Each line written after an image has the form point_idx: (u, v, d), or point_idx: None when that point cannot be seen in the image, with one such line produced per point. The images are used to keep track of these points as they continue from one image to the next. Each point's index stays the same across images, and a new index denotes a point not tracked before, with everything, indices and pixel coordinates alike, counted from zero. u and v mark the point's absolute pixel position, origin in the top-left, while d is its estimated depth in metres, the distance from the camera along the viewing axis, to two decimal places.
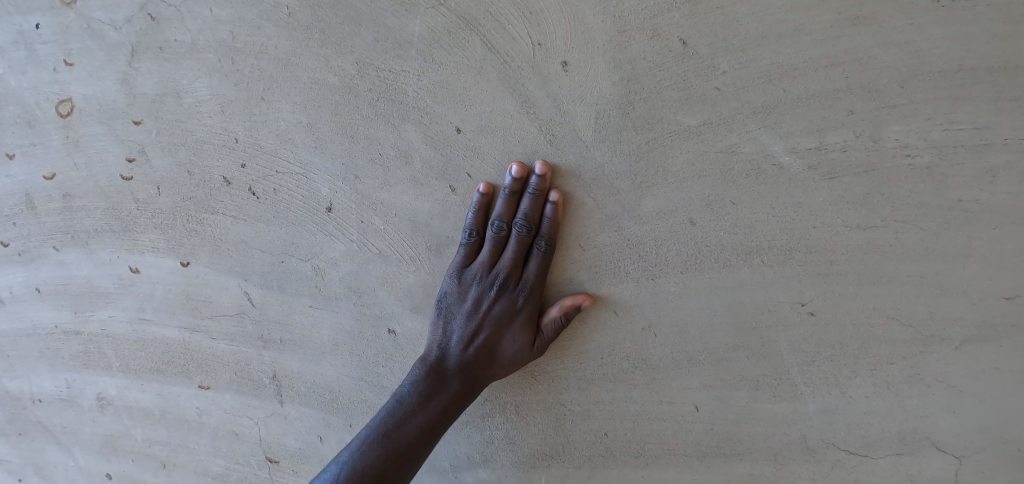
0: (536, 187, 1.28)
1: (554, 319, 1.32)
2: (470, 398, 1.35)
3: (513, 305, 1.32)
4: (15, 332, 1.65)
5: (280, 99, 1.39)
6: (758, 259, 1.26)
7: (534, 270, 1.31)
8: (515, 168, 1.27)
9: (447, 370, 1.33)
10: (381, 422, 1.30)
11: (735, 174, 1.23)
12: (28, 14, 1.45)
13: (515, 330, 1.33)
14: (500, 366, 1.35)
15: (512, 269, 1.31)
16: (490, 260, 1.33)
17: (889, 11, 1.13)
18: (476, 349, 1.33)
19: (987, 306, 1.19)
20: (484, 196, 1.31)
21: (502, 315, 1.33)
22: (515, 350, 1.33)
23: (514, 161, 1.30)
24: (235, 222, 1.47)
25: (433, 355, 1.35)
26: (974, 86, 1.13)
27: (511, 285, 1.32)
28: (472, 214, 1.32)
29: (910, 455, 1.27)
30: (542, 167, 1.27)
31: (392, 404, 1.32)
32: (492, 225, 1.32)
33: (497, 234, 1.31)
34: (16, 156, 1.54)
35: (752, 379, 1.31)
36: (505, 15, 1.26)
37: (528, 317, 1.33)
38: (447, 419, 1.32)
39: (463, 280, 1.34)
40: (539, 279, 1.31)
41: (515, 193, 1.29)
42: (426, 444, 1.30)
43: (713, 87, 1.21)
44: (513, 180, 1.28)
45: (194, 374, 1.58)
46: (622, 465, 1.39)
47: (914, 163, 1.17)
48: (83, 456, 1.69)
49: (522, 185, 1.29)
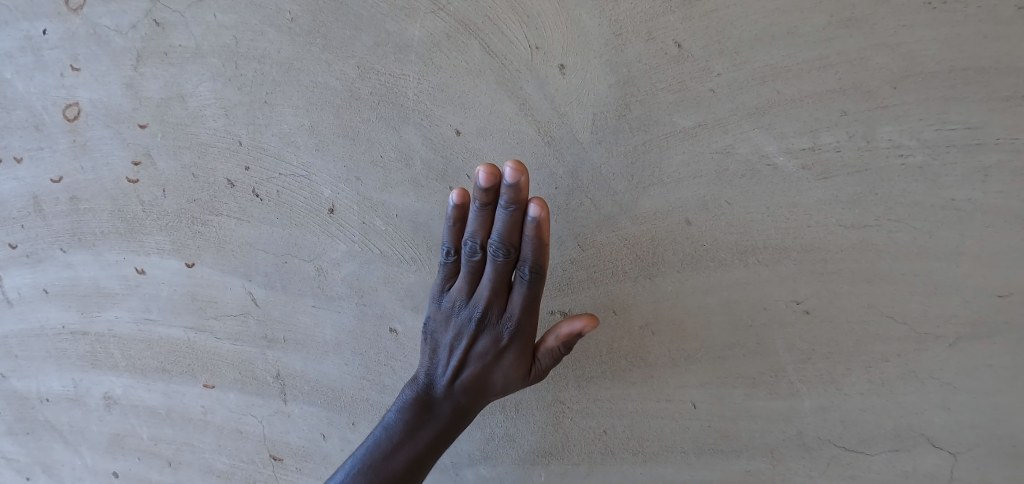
0: (506, 205, 1.16)
1: (551, 348, 1.26)
2: (459, 427, 1.36)
3: (497, 339, 1.29)
4: (23, 332, 1.68)
5: (282, 102, 1.41)
6: (753, 258, 1.27)
7: (516, 300, 1.26)
8: (482, 180, 1.16)
9: (434, 399, 1.35)
10: (369, 453, 1.34)
11: (729, 174, 1.25)
12: (34, 20, 1.48)
13: (501, 363, 1.30)
14: (490, 396, 1.33)
15: (492, 299, 1.28)
16: (470, 287, 1.30)
17: (880, 13, 1.15)
18: (462, 381, 1.33)
19: (980, 303, 1.21)
20: (458, 210, 1.24)
21: (487, 349, 1.30)
22: (501, 383, 1.31)
23: (483, 166, 1.17)
24: (238, 223, 1.49)
25: (420, 383, 1.36)
26: (965, 86, 1.14)
27: (494, 316, 1.29)
28: (448, 229, 1.27)
29: (904, 452, 1.28)
30: (512, 175, 1.12)
31: (380, 435, 1.35)
32: (466, 244, 1.26)
33: (473, 257, 1.26)
34: (23, 160, 1.57)
35: (747, 376, 1.32)
36: (502, 19, 1.29)
37: (514, 350, 1.29)
38: (437, 448, 1.34)
39: (445, 308, 1.33)
40: (523, 309, 1.26)
41: (488, 208, 1.20)
42: (416, 475, 1.33)
43: (707, 89, 1.23)
44: (482, 193, 1.18)
45: (199, 373, 1.60)
46: (620, 462, 1.41)
47: (907, 163, 1.18)
48: (89, 454, 1.72)
49: (494, 197, 1.19)
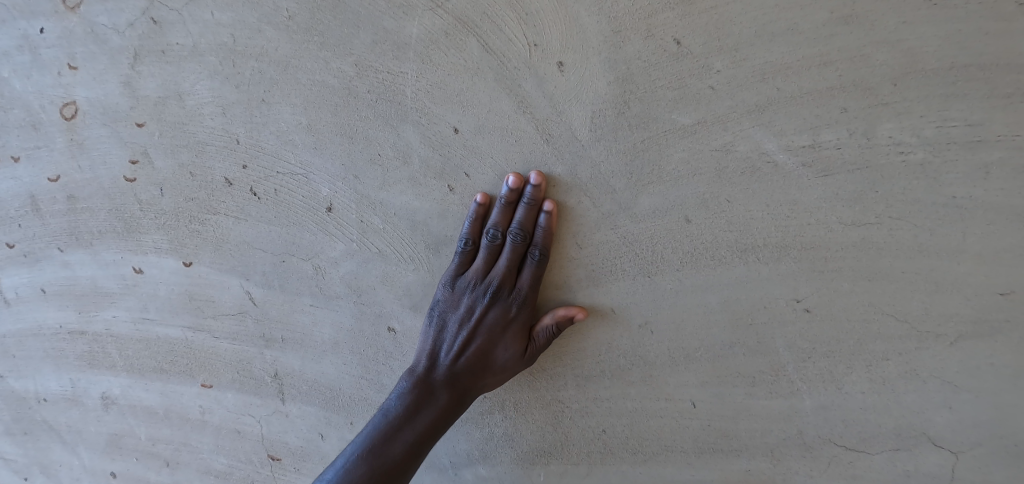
0: (530, 198, 1.30)
1: (547, 328, 1.34)
2: (459, 409, 1.37)
3: (505, 315, 1.34)
4: (20, 332, 1.68)
5: (280, 101, 1.41)
6: (753, 256, 1.27)
7: (528, 279, 1.33)
8: (511, 179, 1.30)
9: (436, 382, 1.35)
10: (368, 438, 1.32)
11: (729, 172, 1.24)
12: (32, 19, 1.48)
13: (506, 340, 1.35)
14: (491, 374, 1.37)
15: (505, 278, 1.33)
16: (483, 269, 1.35)
17: (880, 10, 1.14)
18: (467, 360, 1.35)
19: (981, 301, 1.20)
20: (480, 205, 1.33)
21: (495, 325, 1.35)
22: (506, 359, 1.36)
23: (510, 172, 1.32)
24: (236, 222, 1.49)
25: (421, 366, 1.37)
26: (966, 83, 1.14)
27: (504, 294, 1.34)
28: (468, 223, 1.35)
29: (906, 451, 1.27)
30: (536, 177, 1.29)
31: (379, 419, 1.34)
32: (486, 234, 1.34)
33: (492, 243, 1.33)
34: (21, 159, 1.56)
35: (747, 375, 1.32)
36: (501, 16, 1.28)
37: (520, 326, 1.35)
38: (437, 430, 1.34)
39: (456, 289, 1.36)
40: (532, 288, 1.33)
41: (510, 203, 1.32)
42: (415, 458, 1.32)
43: (707, 87, 1.22)
44: (508, 189, 1.31)
45: (197, 373, 1.59)
46: (620, 462, 1.40)
47: (908, 160, 1.18)
48: (87, 455, 1.71)
49: (517, 195, 1.32)
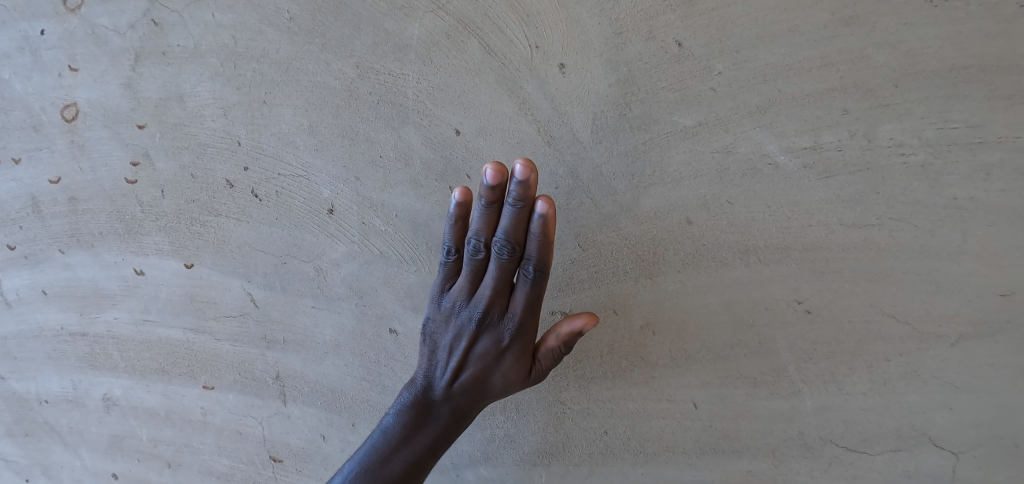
0: (512, 206, 1.16)
1: (552, 349, 1.26)
2: (458, 430, 1.35)
3: (499, 338, 1.29)
4: (21, 333, 1.68)
5: (281, 102, 1.41)
6: (754, 258, 1.27)
7: (519, 300, 1.26)
8: (488, 175, 1.15)
9: (433, 401, 1.34)
10: (367, 457, 1.32)
11: (730, 174, 1.24)
12: (33, 20, 1.48)
13: (501, 363, 1.30)
14: (490, 396, 1.33)
15: (495, 298, 1.27)
16: (470, 286, 1.30)
17: (882, 11, 1.15)
18: (463, 382, 1.32)
19: (982, 302, 1.20)
20: (461, 207, 1.23)
21: (488, 349, 1.30)
22: (503, 382, 1.30)
23: (490, 164, 1.17)
24: (238, 224, 1.49)
25: (418, 385, 1.35)
26: (967, 85, 1.14)
27: (496, 316, 1.29)
28: (450, 228, 1.26)
29: (907, 452, 1.28)
30: (521, 173, 1.12)
31: (378, 439, 1.34)
32: (470, 242, 1.25)
33: (476, 255, 1.25)
34: (22, 160, 1.56)
35: (749, 376, 1.32)
36: (502, 18, 1.28)
37: (516, 350, 1.29)
38: (435, 451, 1.33)
39: (446, 308, 1.33)
40: (523, 309, 1.26)
41: (492, 206, 1.19)
42: (413, 479, 1.31)
43: (708, 88, 1.22)
44: (488, 189, 1.17)
45: (198, 374, 1.60)
46: (621, 463, 1.40)
47: (909, 162, 1.18)
48: (88, 456, 1.71)
49: (500, 195, 1.19)
